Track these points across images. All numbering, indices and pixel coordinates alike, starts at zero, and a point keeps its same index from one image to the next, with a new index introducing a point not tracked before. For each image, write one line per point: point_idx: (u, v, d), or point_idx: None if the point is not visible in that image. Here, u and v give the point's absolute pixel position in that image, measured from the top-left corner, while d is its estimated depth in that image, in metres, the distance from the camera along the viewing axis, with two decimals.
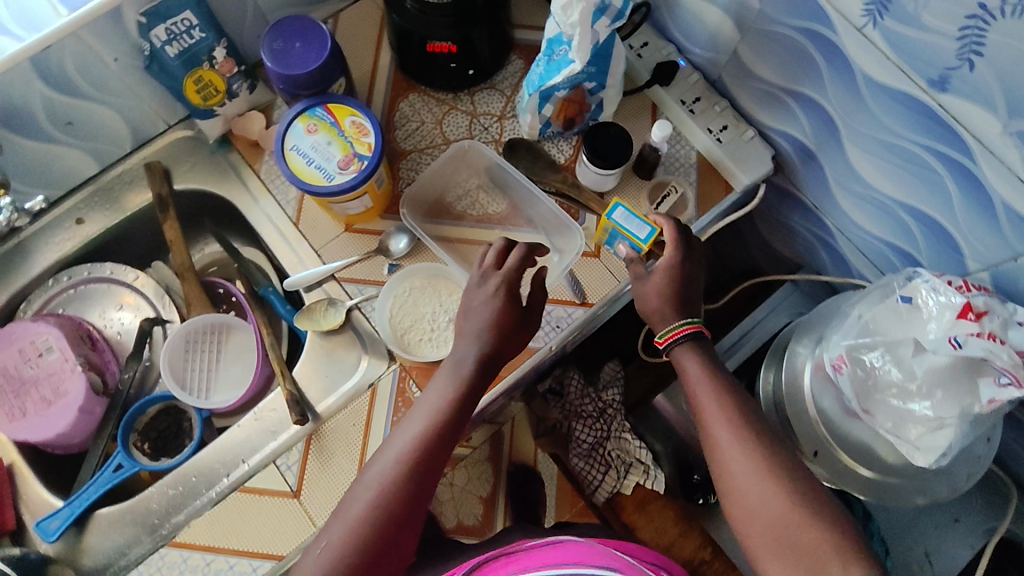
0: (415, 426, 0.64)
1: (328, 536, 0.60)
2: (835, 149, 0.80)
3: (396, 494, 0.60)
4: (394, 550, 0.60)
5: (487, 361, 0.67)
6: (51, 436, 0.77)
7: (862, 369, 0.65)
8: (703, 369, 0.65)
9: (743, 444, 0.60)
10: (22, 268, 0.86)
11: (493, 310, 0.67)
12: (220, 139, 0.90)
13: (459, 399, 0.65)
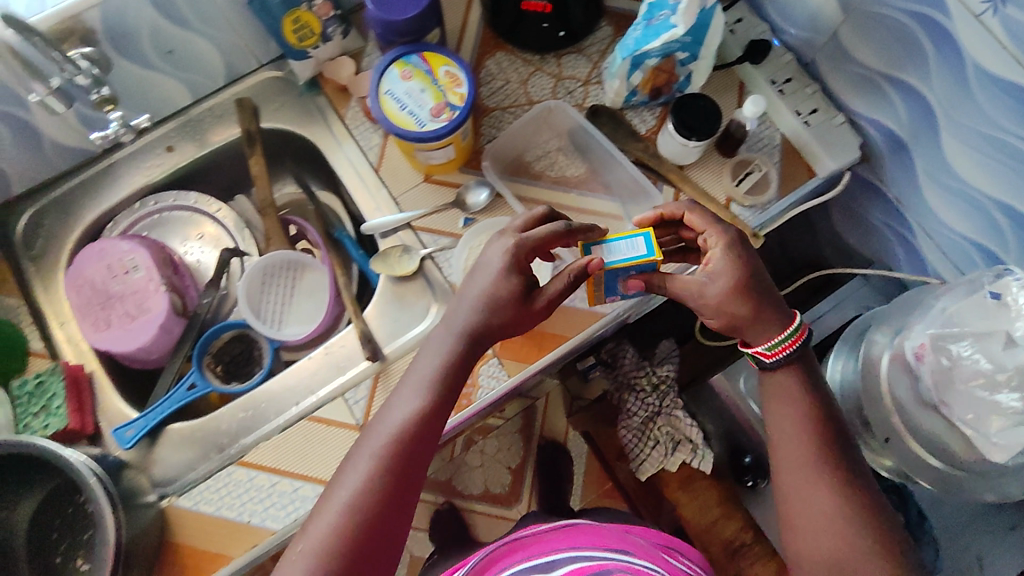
0: (396, 413, 0.63)
1: (304, 543, 0.57)
2: (930, 140, 0.78)
3: (377, 489, 0.59)
4: (387, 545, 0.58)
5: (475, 336, 0.66)
6: (132, 349, 0.81)
7: (947, 358, 0.65)
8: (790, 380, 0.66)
9: (803, 453, 0.63)
10: (113, 188, 0.89)
11: (487, 289, 0.66)
12: (309, 82, 0.91)
13: (444, 379, 0.64)
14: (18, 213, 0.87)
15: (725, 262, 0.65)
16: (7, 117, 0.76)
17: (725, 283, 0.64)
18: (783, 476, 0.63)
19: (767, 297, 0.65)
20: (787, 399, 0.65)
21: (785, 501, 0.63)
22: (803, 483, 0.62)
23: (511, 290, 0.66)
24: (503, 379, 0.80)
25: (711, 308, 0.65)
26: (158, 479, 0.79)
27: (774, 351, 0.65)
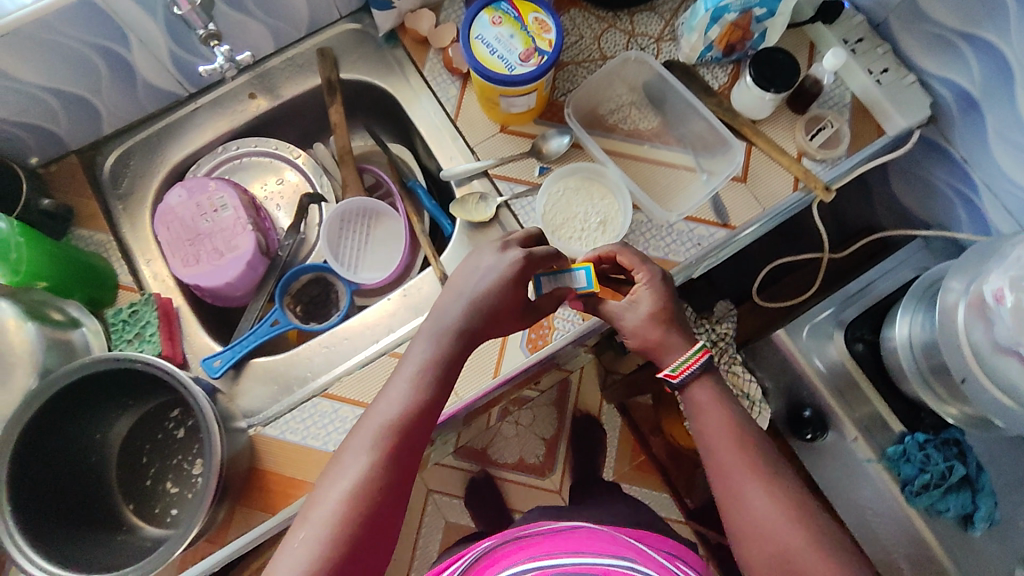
0: (392, 403, 0.66)
1: (306, 531, 0.59)
2: (1003, 97, 0.80)
3: (375, 477, 0.62)
4: (386, 523, 0.61)
5: (470, 335, 0.71)
6: (222, 284, 0.84)
7: None
8: (712, 395, 0.73)
9: (749, 468, 0.68)
10: (198, 132, 0.92)
11: (489, 290, 0.71)
12: (389, 34, 0.94)
13: (438, 372, 0.69)
14: (108, 152, 0.90)
15: (650, 292, 0.75)
16: (109, 53, 0.78)
17: (648, 308, 0.75)
18: (730, 474, 0.68)
19: (679, 323, 0.76)
20: (707, 403, 0.73)
21: (726, 497, 0.68)
22: (743, 480, 0.67)
23: (513, 295, 0.72)
24: (577, 324, 0.83)
25: (637, 330, 0.75)
26: (244, 409, 0.83)
27: (680, 372, 0.73)
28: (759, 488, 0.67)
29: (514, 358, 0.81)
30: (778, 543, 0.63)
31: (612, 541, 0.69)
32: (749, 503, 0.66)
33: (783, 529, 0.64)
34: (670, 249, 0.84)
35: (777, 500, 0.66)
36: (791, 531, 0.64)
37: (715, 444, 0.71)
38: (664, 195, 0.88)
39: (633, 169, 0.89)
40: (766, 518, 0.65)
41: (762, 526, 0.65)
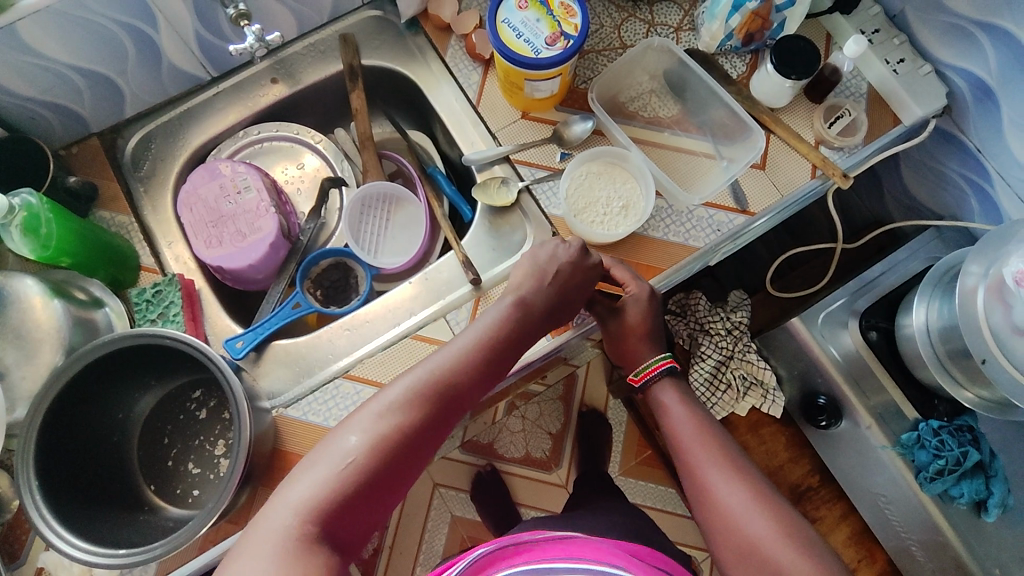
0: (451, 354, 0.67)
1: (340, 448, 0.60)
2: (1020, 85, 0.81)
3: (417, 415, 0.63)
4: (410, 468, 0.62)
5: (536, 311, 0.74)
6: (246, 266, 0.84)
7: None
8: (677, 399, 0.77)
9: (720, 466, 0.71)
10: (219, 116, 0.93)
11: (567, 273, 0.75)
12: (411, 21, 0.95)
13: (502, 339, 0.70)
14: (129, 135, 0.90)
15: (636, 309, 0.78)
16: (136, 32, 0.78)
17: (634, 322, 0.78)
18: (699, 471, 0.72)
19: (656, 337, 0.80)
20: (674, 408, 0.77)
21: (697, 494, 0.71)
22: (714, 476, 0.70)
23: (583, 285, 0.76)
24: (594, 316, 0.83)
25: (617, 334, 0.80)
26: (266, 391, 0.81)
27: (643, 374, 0.78)
28: (729, 482, 0.70)
29: (535, 342, 0.81)
30: (746, 535, 0.66)
31: (607, 547, 0.66)
32: (718, 495, 0.69)
33: (754, 520, 0.66)
34: (690, 234, 0.84)
35: (745, 492, 0.69)
36: (762, 523, 0.66)
37: (682, 443, 0.74)
38: (684, 181, 0.89)
39: (653, 157, 0.90)
40: (734, 510, 0.67)
41: (733, 519, 0.67)
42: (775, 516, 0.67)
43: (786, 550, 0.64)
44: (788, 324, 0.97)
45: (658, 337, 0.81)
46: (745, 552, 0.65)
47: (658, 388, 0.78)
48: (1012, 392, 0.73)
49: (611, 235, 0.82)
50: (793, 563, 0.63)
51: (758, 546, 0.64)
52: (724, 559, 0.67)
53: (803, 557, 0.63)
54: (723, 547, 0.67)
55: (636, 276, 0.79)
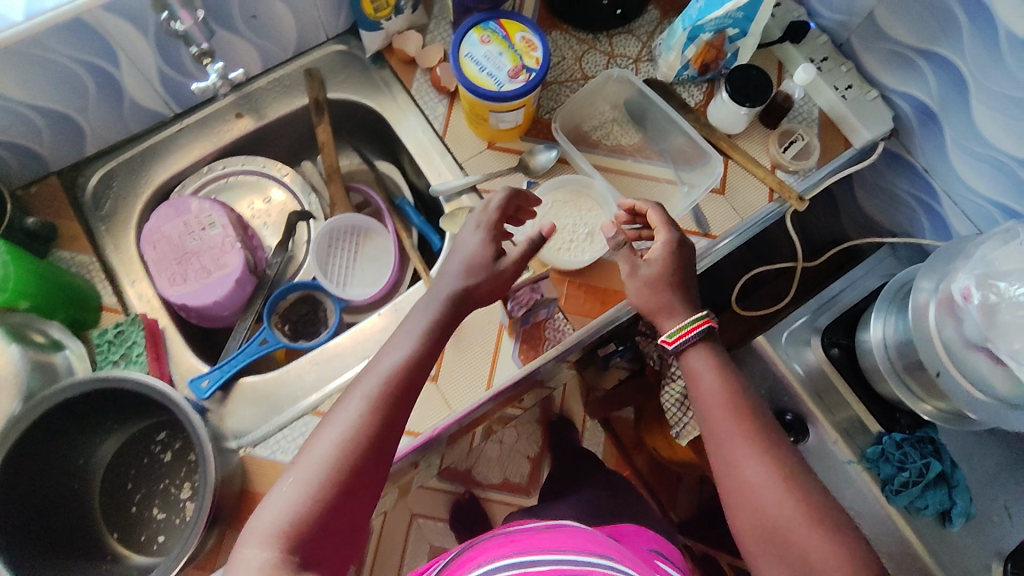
0: (392, 358, 0.66)
1: (296, 477, 0.58)
2: (959, 108, 0.85)
3: (368, 429, 0.61)
4: (376, 472, 0.60)
5: (465, 296, 0.71)
6: (210, 303, 0.83)
7: (994, 295, 0.71)
8: (714, 366, 0.72)
9: (750, 441, 0.67)
10: (183, 151, 0.92)
11: (474, 255, 0.73)
12: (375, 55, 0.96)
13: (434, 330, 0.69)
14: (90, 173, 0.89)
15: (660, 253, 0.75)
16: (97, 71, 0.78)
17: (657, 270, 0.75)
18: (726, 445, 0.68)
19: (685, 291, 0.76)
20: (703, 372, 0.72)
21: (722, 470, 0.68)
22: (741, 456, 0.67)
23: (494, 255, 0.73)
24: (569, 331, 0.84)
25: (640, 288, 0.76)
26: (232, 431, 0.80)
27: (676, 337, 0.73)
28: (756, 465, 0.65)
29: (507, 370, 0.82)
30: (769, 520, 0.63)
31: (595, 537, 0.66)
32: (744, 475, 0.66)
33: (780, 501, 0.63)
34: (656, 258, 0.87)
35: (773, 470, 0.65)
36: (788, 508, 0.62)
37: (710, 412, 0.70)
38: (647, 208, 0.90)
39: (617, 184, 0.91)
40: (756, 492, 0.64)
41: (759, 500, 0.64)
42: (795, 493, 0.63)
43: (811, 533, 0.61)
44: (754, 343, 0.99)
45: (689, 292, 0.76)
46: (768, 534, 0.63)
47: (690, 353, 0.73)
48: (967, 403, 0.76)
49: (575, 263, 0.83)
50: (816, 547, 0.60)
51: (783, 530, 0.62)
52: (744, 542, 0.65)
53: (824, 536, 0.60)
54: (743, 529, 0.65)
55: (669, 222, 0.77)
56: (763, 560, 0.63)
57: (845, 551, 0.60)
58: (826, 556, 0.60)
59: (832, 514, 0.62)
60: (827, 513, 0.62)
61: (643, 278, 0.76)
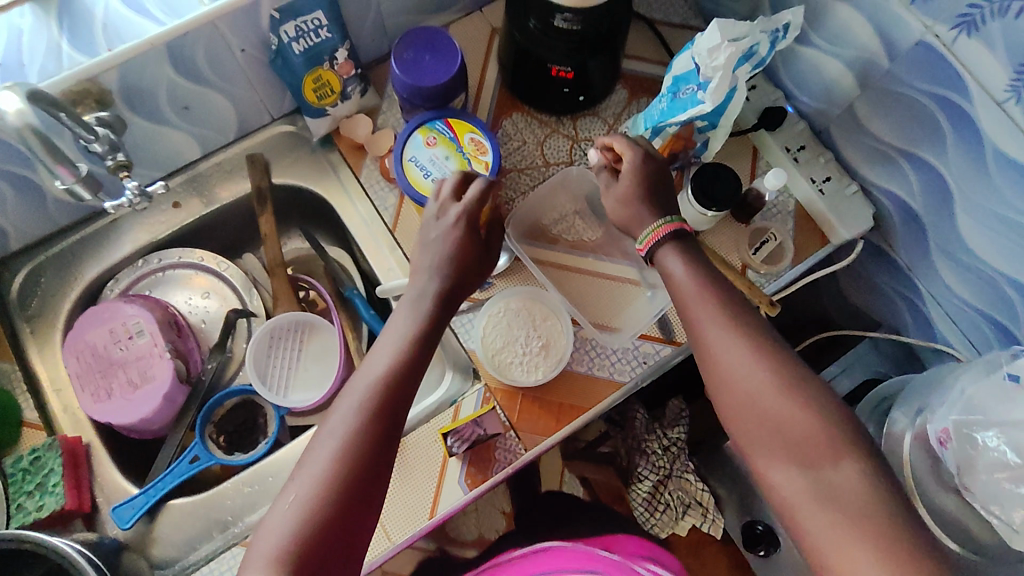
0: (379, 365, 0.65)
1: (293, 495, 0.57)
2: (943, 215, 0.80)
3: (362, 440, 0.59)
4: (376, 479, 0.59)
5: (447, 296, 0.70)
6: (134, 421, 0.78)
7: (970, 445, 0.67)
8: (685, 262, 0.68)
9: (729, 327, 0.63)
10: (115, 246, 0.86)
11: (449, 250, 0.71)
12: (324, 138, 0.89)
13: (422, 333, 0.67)
14: (14, 271, 0.83)
15: (629, 195, 0.73)
16: (10, 177, 0.72)
17: (625, 188, 0.74)
18: (699, 327, 0.65)
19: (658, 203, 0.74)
20: (676, 269, 0.68)
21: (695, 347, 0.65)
22: (716, 344, 0.63)
23: (472, 245, 0.72)
24: (520, 452, 0.78)
25: (615, 204, 0.75)
26: (160, 558, 0.77)
27: (647, 242, 0.70)
28: (732, 340, 0.63)
29: (452, 496, 0.77)
30: (748, 399, 0.60)
31: None
32: (724, 368, 0.62)
33: (759, 372, 0.60)
34: (615, 367, 0.81)
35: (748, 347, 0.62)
36: (766, 375, 0.60)
37: (685, 304, 0.66)
38: (607, 311, 0.85)
39: (576, 284, 0.86)
40: (738, 385, 0.61)
41: (743, 451, 0.61)
42: (777, 363, 0.61)
43: (790, 397, 0.59)
44: None
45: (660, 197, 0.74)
46: (746, 404, 0.60)
47: (664, 255, 0.69)
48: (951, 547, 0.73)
49: (530, 382, 0.78)
50: (793, 418, 0.58)
51: (757, 399, 0.60)
52: (726, 416, 0.62)
53: (804, 409, 0.58)
54: (726, 407, 0.62)
55: (636, 147, 0.75)
56: (744, 424, 0.60)
57: (826, 416, 0.57)
58: (805, 426, 0.57)
59: (806, 371, 0.60)
60: (804, 375, 0.60)
61: (621, 199, 0.74)
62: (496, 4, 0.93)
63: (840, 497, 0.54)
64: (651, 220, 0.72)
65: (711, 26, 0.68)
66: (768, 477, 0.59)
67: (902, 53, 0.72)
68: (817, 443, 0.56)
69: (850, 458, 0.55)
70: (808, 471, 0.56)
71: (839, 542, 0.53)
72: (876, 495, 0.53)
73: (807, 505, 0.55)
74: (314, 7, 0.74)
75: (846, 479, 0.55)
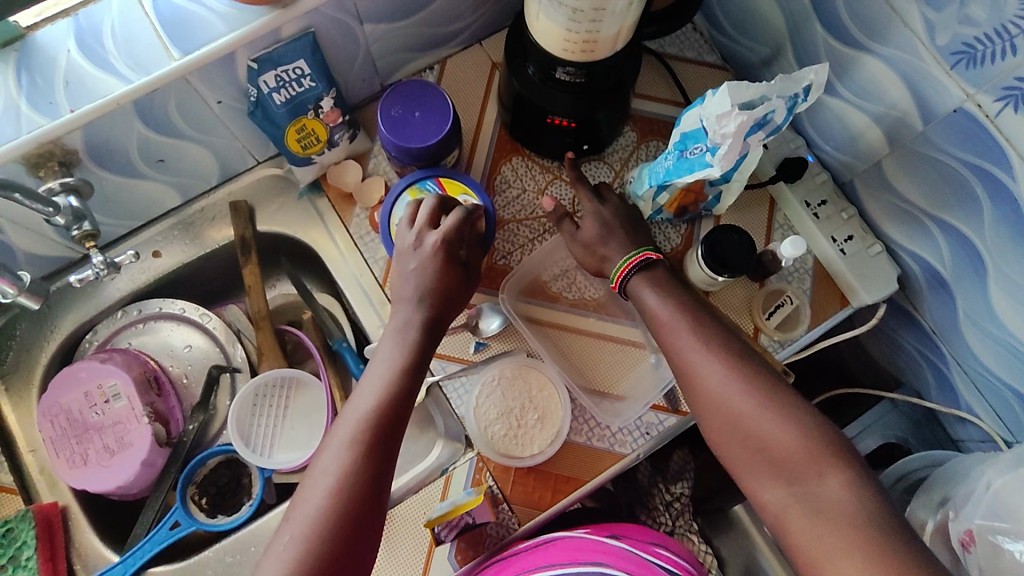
0: (368, 396, 0.62)
1: (290, 532, 0.55)
2: (974, 285, 0.73)
3: (358, 473, 0.57)
4: (374, 517, 0.57)
5: (435, 321, 0.67)
6: (111, 488, 0.76)
7: (991, 548, 0.63)
8: (656, 295, 0.68)
9: (707, 346, 0.63)
10: (93, 296, 0.83)
11: (430, 277, 0.67)
12: (311, 184, 0.84)
13: (410, 360, 0.64)
14: None
15: (592, 232, 0.74)
16: None
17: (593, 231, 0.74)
18: (677, 354, 0.65)
19: (630, 237, 0.74)
20: (647, 297, 0.69)
21: (679, 375, 0.64)
22: (693, 355, 0.63)
23: (456, 270, 0.69)
24: (513, 528, 0.73)
25: (579, 250, 0.76)
26: None
27: (619, 277, 0.71)
28: (708, 357, 0.63)
29: (442, 572, 0.73)
30: (728, 410, 0.60)
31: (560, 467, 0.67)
32: (702, 379, 0.62)
33: (735, 392, 0.60)
34: (616, 438, 0.75)
35: (725, 365, 0.62)
36: (742, 394, 0.60)
37: (662, 327, 0.66)
38: (608, 377, 0.79)
39: (575, 347, 0.80)
40: (717, 394, 0.61)
41: (731, 467, 0.60)
42: (753, 381, 0.60)
43: (769, 418, 0.58)
44: None
45: (633, 233, 0.74)
46: (727, 425, 0.60)
47: (635, 286, 0.70)
48: None
49: (527, 463, 0.73)
50: (776, 432, 0.57)
51: (740, 419, 0.59)
52: (709, 436, 0.62)
53: (782, 422, 0.58)
54: (709, 426, 0.62)
55: (594, 198, 0.76)
56: (727, 446, 0.60)
57: (804, 431, 0.57)
58: (786, 441, 0.57)
59: (779, 389, 0.60)
60: (779, 391, 0.60)
61: (584, 239, 0.75)
62: (497, 36, 0.87)
63: (827, 510, 0.53)
64: (622, 254, 0.73)
65: (722, 87, 0.60)
66: (759, 495, 0.58)
67: (937, 118, 0.66)
68: (799, 458, 0.56)
69: (831, 469, 0.55)
70: (793, 486, 0.56)
71: (829, 549, 0.52)
72: (862, 506, 0.53)
73: (799, 517, 0.54)
74: (297, 56, 0.69)
75: (831, 492, 0.54)
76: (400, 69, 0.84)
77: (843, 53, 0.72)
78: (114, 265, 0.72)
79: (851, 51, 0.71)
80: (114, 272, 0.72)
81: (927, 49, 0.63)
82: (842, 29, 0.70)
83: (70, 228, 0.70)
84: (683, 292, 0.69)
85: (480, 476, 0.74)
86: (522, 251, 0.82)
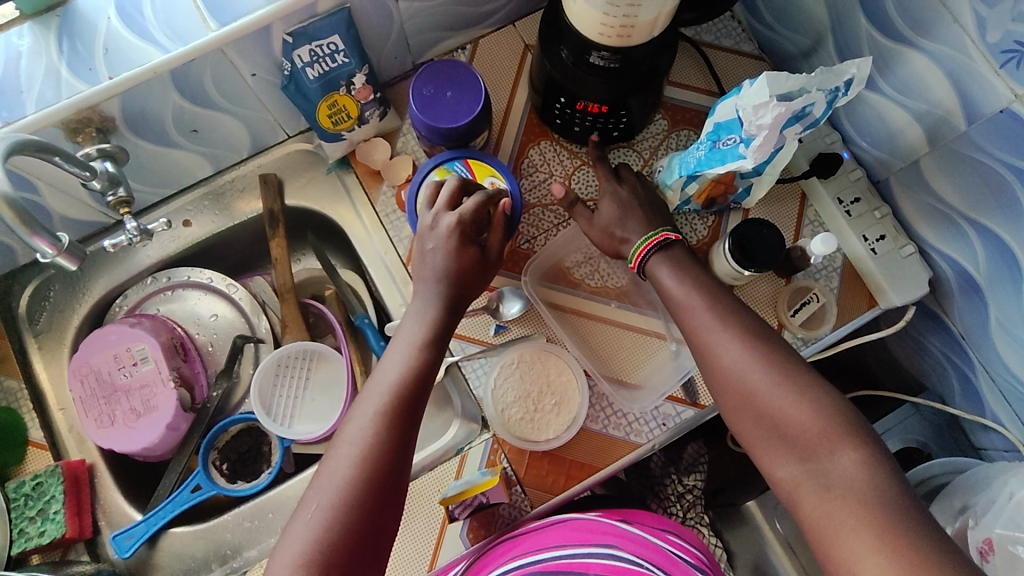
0: (391, 373, 0.62)
1: (316, 500, 0.55)
2: (1008, 292, 0.71)
3: (383, 445, 0.58)
4: (395, 490, 0.58)
5: (456, 302, 0.68)
6: (137, 448, 0.78)
7: (1010, 558, 0.63)
8: (671, 276, 0.68)
9: (729, 335, 0.62)
10: (124, 262, 0.85)
11: (452, 258, 0.67)
12: (340, 160, 0.84)
13: (431, 338, 0.65)
14: (21, 285, 0.82)
15: (613, 214, 0.74)
16: None
17: (616, 213, 0.74)
18: (698, 335, 0.64)
19: (652, 220, 0.73)
20: (664, 280, 0.68)
21: (697, 358, 0.64)
22: (707, 339, 0.63)
23: (479, 252, 0.69)
24: (526, 510, 0.73)
25: (596, 234, 0.75)
26: None
27: (636, 257, 0.70)
28: (724, 340, 0.62)
29: (452, 550, 0.73)
30: (745, 398, 0.60)
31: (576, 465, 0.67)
32: (718, 359, 0.62)
33: (749, 384, 0.59)
34: (632, 426, 0.75)
35: (746, 347, 0.61)
36: (756, 370, 0.59)
37: (683, 311, 0.66)
38: (627, 366, 0.79)
39: (595, 333, 0.80)
40: (730, 377, 0.61)
41: (743, 443, 0.60)
42: (768, 358, 0.60)
43: (780, 395, 0.58)
44: None
45: (655, 220, 0.74)
46: (740, 410, 0.60)
47: (653, 266, 0.69)
48: None
49: (544, 447, 0.74)
50: (794, 429, 0.57)
51: (754, 401, 0.59)
52: (724, 416, 0.62)
53: (798, 401, 0.57)
54: (722, 404, 0.62)
55: (611, 177, 0.76)
56: (749, 432, 0.60)
57: (820, 412, 0.56)
58: (805, 429, 0.56)
59: (798, 371, 0.59)
60: (797, 371, 0.59)
61: (600, 222, 0.74)
62: (531, 17, 0.86)
63: (837, 487, 0.53)
64: (640, 235, 0.72)
65: (761, 78, 0.59)
66: (767, 471, 0.58)
67: (982, 117, 0.64)
68: (812, 438, 0.56)
69: (842, 447, 0.54)
70: (806, 462, 0.55)
71: (837, 527, 0.51)
72: (874, 483, 0.52)
73: (809, 494, 0.54)
74: (332, 31, 0.69)
75: (843, 470, 0.53)
76: (432, 48, 0.84)
77: (887, 46, 0.70)
78: (147, 232, 0.72)
79: (895, 45, 0.69)
80: (147, 238, 0.73)
81: (975, 46, 0.61)
82: (887, 22, 0.69)
83: (106, 193, 0.70)
84: (706, 277, 0.68)
85: (495, 457, 0.75)
86: (546, 236, 0.82)
